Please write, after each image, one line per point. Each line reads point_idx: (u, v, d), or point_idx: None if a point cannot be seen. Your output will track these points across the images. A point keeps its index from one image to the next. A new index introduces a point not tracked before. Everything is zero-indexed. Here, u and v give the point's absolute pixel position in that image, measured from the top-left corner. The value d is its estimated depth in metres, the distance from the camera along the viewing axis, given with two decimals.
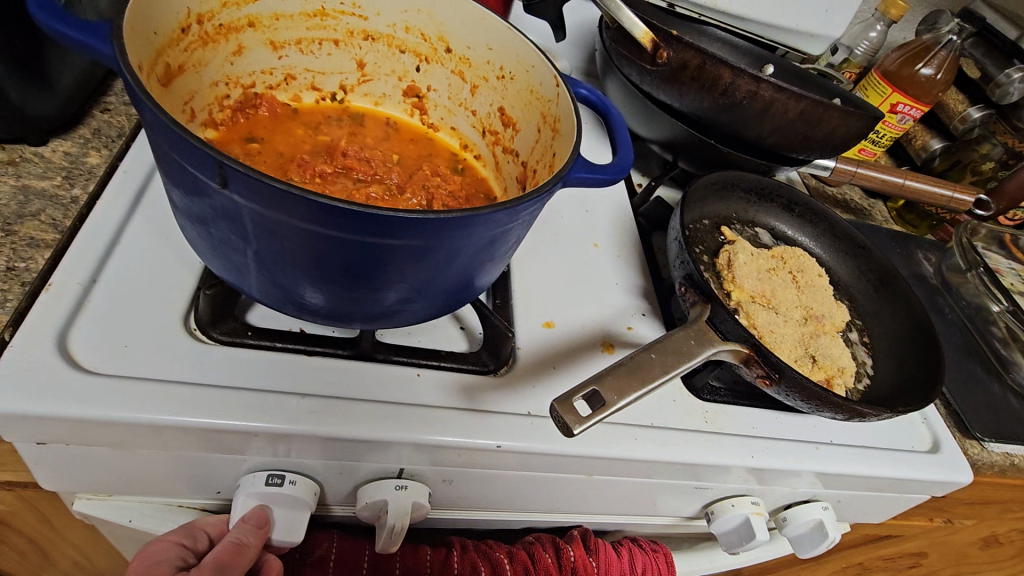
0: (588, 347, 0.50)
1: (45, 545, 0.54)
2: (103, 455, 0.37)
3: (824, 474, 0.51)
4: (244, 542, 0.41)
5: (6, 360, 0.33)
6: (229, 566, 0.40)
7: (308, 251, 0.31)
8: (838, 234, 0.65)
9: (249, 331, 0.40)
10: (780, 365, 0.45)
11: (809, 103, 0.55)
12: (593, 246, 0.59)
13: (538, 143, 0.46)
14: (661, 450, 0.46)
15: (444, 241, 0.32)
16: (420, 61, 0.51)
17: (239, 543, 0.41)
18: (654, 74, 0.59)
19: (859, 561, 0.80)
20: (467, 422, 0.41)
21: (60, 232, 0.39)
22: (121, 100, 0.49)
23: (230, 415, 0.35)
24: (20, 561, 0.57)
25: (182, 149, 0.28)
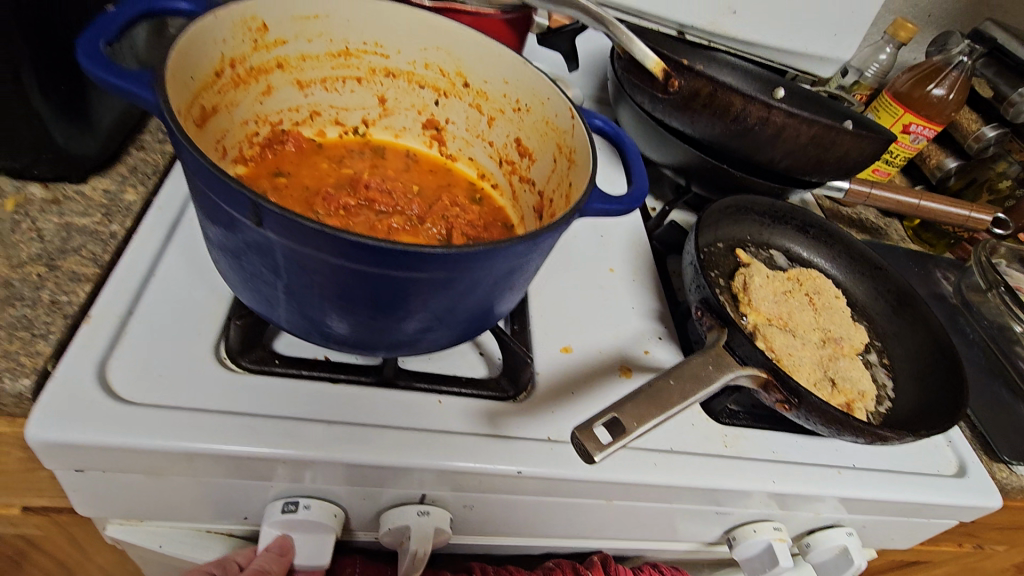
0: (605, 372, 0.50)
1: (72, 565, 0.56)
2: (136, 482, 0.38)
3: (846, 499, 0.51)
4: (265, 570, 0.41)
5: (50, 390, 0.35)
6: None
7: (337, 284, 0.33)
8: (854, 256, 0.65)
9: (276, 360, 0.41)
10: (800, 389, 0.45)
11: (821, 128, 0.55)
12: (608, 270, 0.60)
13: (554, 173, 0.47)
14: (680, 476, 0.46)
15: (465, 273, 0.33)
16: (439, 95, 0.53)
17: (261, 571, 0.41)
18: (666, 102, 0.60)
19: None
20: (487, 448, 0.42)
21: (100, 266, 0.41)
22: (156, 138, 0.51)
23: (260, 442, 0.37)
24: None
25: (219, 190, 0.30)
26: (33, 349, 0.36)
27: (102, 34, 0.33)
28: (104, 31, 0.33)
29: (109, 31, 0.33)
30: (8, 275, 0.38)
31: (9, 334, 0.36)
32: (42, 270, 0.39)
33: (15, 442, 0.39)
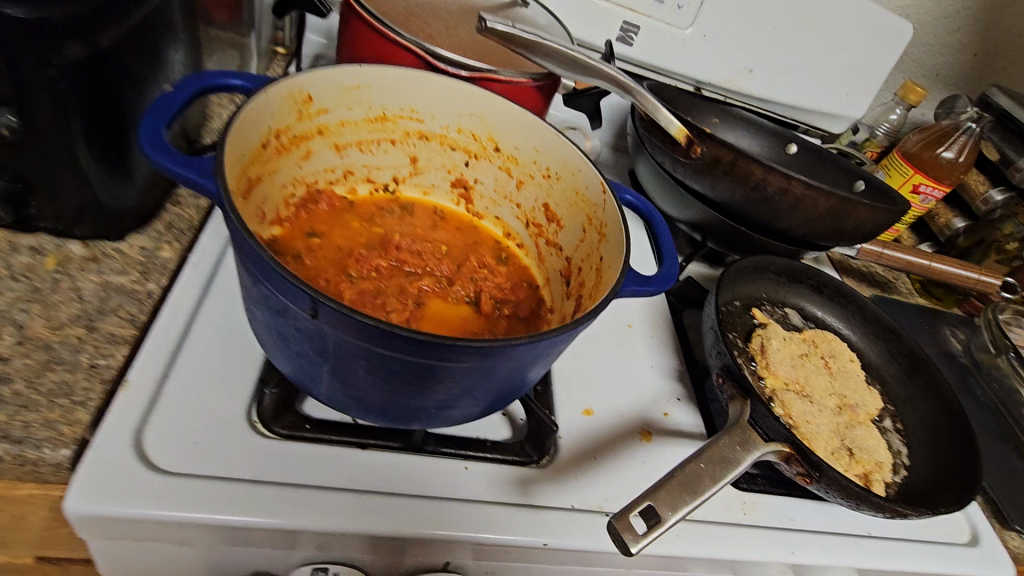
0: (626, 436, 0.51)
1: None
2: (164, 548, 0.38)
3: (864, 569, 0.51)
4: None
5: (89, 461, 0.35)
6: None
7: (381, 367, 0.33)
8: (867, 317, 0.66)
9: (307, 425, 0.42)
10: (821, 464, 0.45)
11: (838, 200, 0.57)
12: (627, 326, 0.61)
13: (583, 243, 0.48)
14: (701, 545, 0.46)
15: (506, 360, 0.34)
16: (470, 157, 0.54)
17: None
18: (687, 166, 0.61)
19: None
20: (514, 518, 0.42)
21: (137, 327, 0.41)
22: (191, 193, 0.51)
23: (292, 515, 0.37)
24: None
25: (276, 280, 0.31)
26: (73, 417, 0.36)
27: (162, 116, 0.35)
28: (163, 113, 0.35)
29: (168, 113, 0.35)
30: (49, 338, 0.39)
31: (50, 401, 0.36)
32: (81, 332, 0.40)
33: (45, 504, 0.39)
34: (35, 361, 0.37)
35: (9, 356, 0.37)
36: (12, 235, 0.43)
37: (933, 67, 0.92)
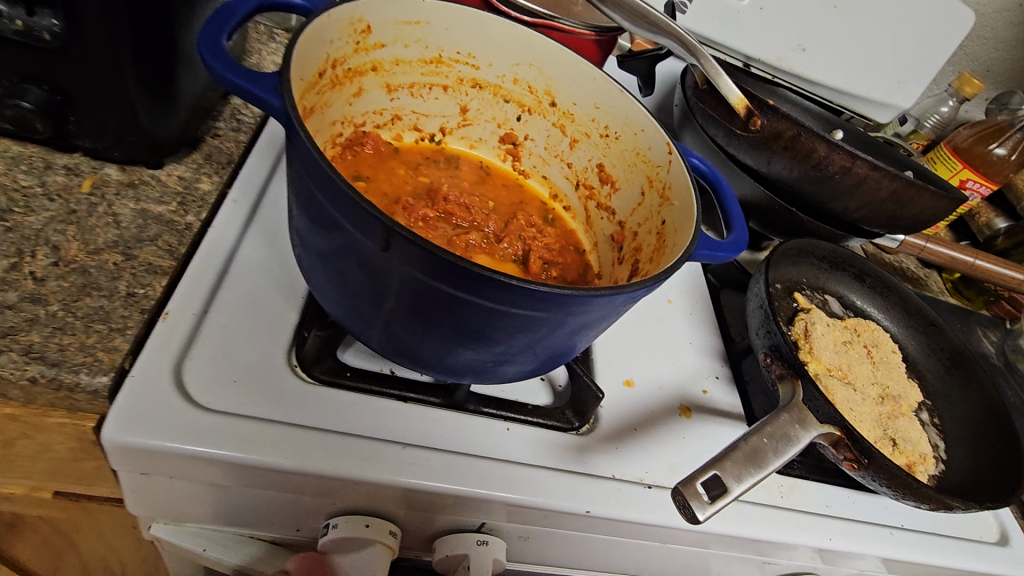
0: (666, 411, 0.50)
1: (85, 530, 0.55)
2: (195, 488, 0.37)
3: (894, 561, 0.50)
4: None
5: (127, 390, 0.33)
6: None
7: (443, 312, 0.31)
8: (909, 309, 0.64)
9: (348, 373, 0.40)
10: (872, 450, 0.44)
11: (901, 184, 0.55)
12: (667, 301, 0.59)
13: (641, 206, 0.46)
14: (742, 526, 0.45)
15: (574, 314, 0.32)
16: (523, 111, 0.51)
17: None
18: (743, 139, 0.59)
19: None
20: (558, 484, 0.40)
21: (176, 259, 0.39)
22: (231, 126, 0.48)
23: (335, 463, 0.35)
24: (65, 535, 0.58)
25: (345, 208, 0.29)
26: (111, 344, 0.34)
27: (224, 26, 0.32)
28: (223, 24, 0.32)
29: (229, 24, 0.33)
30: (84, 262, 0.37)
31: (86, 326, 0.34)
32: (118, 259, 0.38)
33: (72, 434, 0.37)
34: (70, 284, 0.35)
35: (43, 276, 0.35)
36: (46, 151, 0.40)
37: (986, 62, 0.89)
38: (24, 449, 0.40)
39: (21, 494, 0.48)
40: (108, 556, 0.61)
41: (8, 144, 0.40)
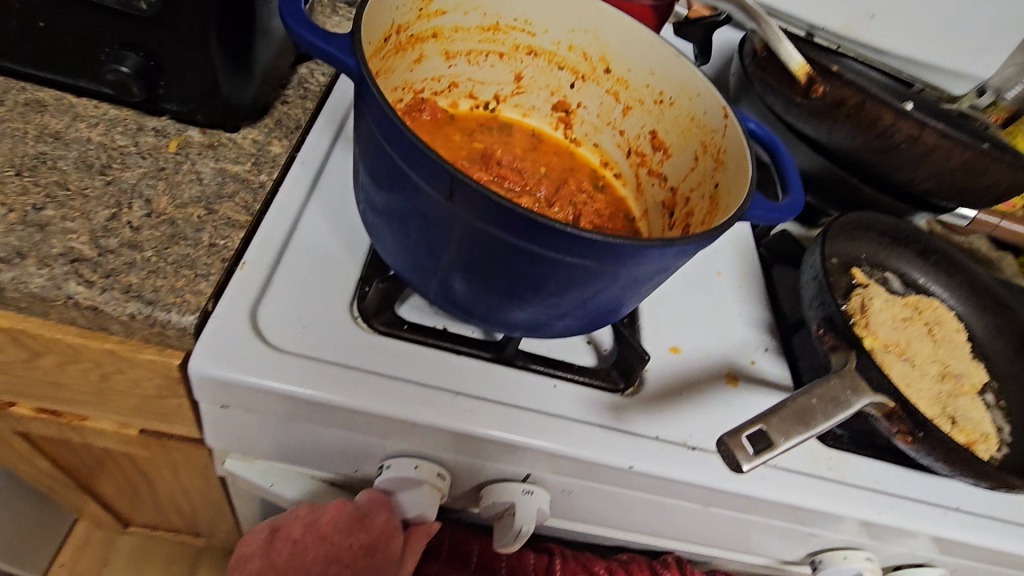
0: (711, 379, 0.50)
1: (171, 465, 0.60)
2: (268, 423, 0.40)
3: (947, 541, 0.49)
4: (367, 515, 0.42)
5: (212, 329, 0.37)
6: (341, 531, 0.41)
7: (499, 262, 0.33)
8: (977, 288, 0.61)
9: (405, 325, 0.42)
10: (928, 423, 0.43)
11: (975, 153, 0.52)
12: (716, 273, 0.58)
13: (694, 171, 0.46)
14: (787, 494, 0.45)
15: (627, 267, 0.33)
16: (577, 78, 0.52)
17: (362, 514, 0.42)
18: (803, 108, 0.57)
19: None
20: (602, 438, 0.42)
21: (251, 214, 0.42)
22: (298, 94, 0.51)
23: (394, 405, 0.38)
24: (152, 470, 0.64)
25: (413, 158, 0.30)
26: (196, 288, 0.37)
27: None
28: None
29: None
30: (173, 214, 0.40)
31: (175, 271, 0.38)
32: (202, 213, 0.41)
33: (160, 372, 0.41)
34: (162, 233, 0.39)
35: (138, 226, 0.39)
36: (137, 114, 0.44)
37: None
38: (117, 385, 0.45)
39: (112, 430, 0.53)
40: (188, 488, 0.68)
41: (107, 107, 0.43)
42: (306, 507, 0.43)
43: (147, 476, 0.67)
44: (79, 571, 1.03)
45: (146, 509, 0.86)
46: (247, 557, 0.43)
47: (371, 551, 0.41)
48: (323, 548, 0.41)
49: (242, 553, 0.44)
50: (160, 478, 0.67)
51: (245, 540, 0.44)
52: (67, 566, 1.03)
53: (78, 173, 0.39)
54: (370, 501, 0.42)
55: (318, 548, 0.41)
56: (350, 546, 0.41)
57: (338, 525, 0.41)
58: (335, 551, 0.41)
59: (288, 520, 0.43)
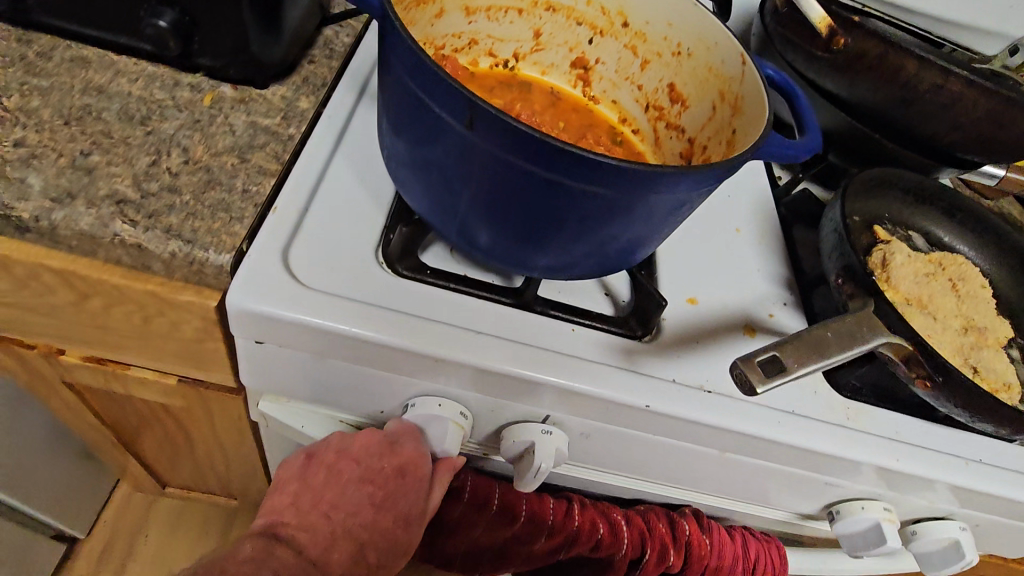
0: (729, 329, 0.50)
1: (207, 416, 0.64)
2: (300, 360, 0.42)
3: (967, 491, 0.49)
4: (395, 442, 0.44)
5: (246, 265, 0.39)
6: (372, 455, 0.43)
7: (517, 194, 0.35)
8: (1004, 246, 0.59)
9: (427, 271, 0.44)
10: (946, 366, 0.43)
11: (1001, 102, 0.51)
12: (735, 230, 0.58)
13: (711, 120, 0.47)
14: (804, 439, 0.45)
15: (642, 198, 0.34)
16: (595, 33, 0.53)
17: (391, 442, 0.44)
18: (824, 62, 0.57)
19: None
20: (618, 378, 0.43)
21: (281, 163, 0.44)
22: (324, 54, 0.52)
23: (417, 341, 0.39)
24: (190, 424, 0.68)
25: (435, 90, 0.32)
26: (231, 229, 0.39)
27: None
28: None
29: None
30: (208, 162, 0.42)
31: (212, 214, 0.40)
32: (235, 161, 0.43)
33: (198, 314, 0.43)
34: (199, 178, 0.41)
35: (177, 172, 0.41)
36: (174, 71, 0.46)
37: None
38: (158, 330, 0.47)
39: (153, 379, 0.57)
40: (223, 442, 0.71)
41: (146, 64, 0.45)
42: (339, 436, 0.46)
43: (185, 430, 0.70)
44: (121, 530, 1.08)
45: (183, 469, 0.90)
46: (284, 481, 0.46)
47: (400, 475, 0.43)
48: (356, 471, 0.43)
49: (280, 481, 0.47)
50: (198, 433, 0.71)
51: (282, 466, 0.47)
52: (109, 526, 1.08)
53: (120, 124, 0.42)
54: (397, 428, 0.44)
55: (351, 472, 0.43)
56: (381, 469, 0.43)
57: (370, 451, 0.44)
58: (367, 474, 0.43)
59: (323, 447, 0.45)
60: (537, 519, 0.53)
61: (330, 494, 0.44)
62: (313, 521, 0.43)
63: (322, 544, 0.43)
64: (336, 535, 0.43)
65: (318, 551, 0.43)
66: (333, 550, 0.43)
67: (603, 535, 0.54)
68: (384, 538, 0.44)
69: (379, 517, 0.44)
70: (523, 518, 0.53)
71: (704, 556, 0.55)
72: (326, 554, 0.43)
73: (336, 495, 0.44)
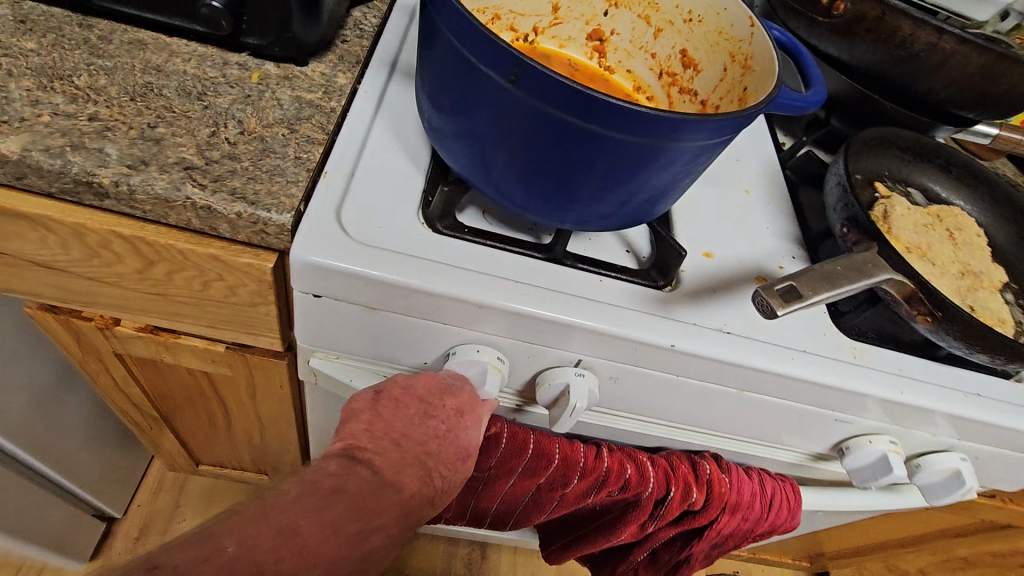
0: (743, 279, 0.54)
1: (250, 385, 0.67)
2: (352, 312, 0.46)
3: (967, 422, 0.53)
4: (453, 385, 0.46)
5: (306, 222, 0.42)
6: (434, 395, 0.45)
7: (555, 144, 0.38)
8: (997, 199, 0.63)
9: (466, 229, 0.47)
10: (946, 302, 0.47)
11: (993, 57, 0.54)
12: (745, 191, 0.62)
13: (723, 81, 0.50)
14: (816, 373, 0.49)
15: (669, 145, 0.37)
16: (610, 5, 0.56)
17: (450, 385, 0.46)
18: (826, 26, 0.60)
19: (972, 521, 0.81)
20: (646, 321, 0.47)
21: (327, 133, 0.47)
22: (355, 34, 0.56)
23: (462, 288, 0.43)
24: (231, 394, 0.72)
25: (482, 50, 0.36)
26: (288, 191, 0.43)
27: None
28: None
29: None
30: (261, 132, 0.46)
31: (269, 178, 0.43)
32: (286, 132, 0.46)
33: (255, 276, 0.47)
34: (254, 147, 0.44)
35: (235, 141, 0.44)
36: (222, 51, 0.49)
37: None
38: (214, 295, 0.51)
39: (202, 347, 0.60)
40: (262, 412, 0.75)
41: (197, 46, 0.49)
42: (402, 377, 0.47)
43: (226, 401, 0.74)
44: (156, 509, 1.13)
45: (218, 445, 0.94)
46: (353, 413, 0.44)
47: (460, 415, 0.45)
48: (422, 407, 0.44)
49: (345, 417, 0.44)
50: (237, 403, 0.75)
51: (348, 403, 0.45)
52: (144, 506, 1.13)
53: (180, 100, 0.45)
54: (456, 376, 0.47)
55: (417, 406, 0.44)
56: (444, 406, 0.45)
57: (432, 391, 0.46)
58: (432, 408, 0.45)
59: (389, 384, 0.46)
60: (570, 462, 0.57)
61: (401, 424, 0.43)
62: (384, 446, 0.42)
63: (395, 467, 0.41)
64: (408, 460, 0.42)
65: (393, 473, 0.41)
66: (405, 474, 0.41)
67: (631, 475, 0.58)
68: (446, 466, 0.44)
69: (444, 447, 0.44)
70: (557, 461, 0.57)
71: (724, 492, 0.58)
72: (400, 477, 0.41)
73: (406, 424, 0.43)
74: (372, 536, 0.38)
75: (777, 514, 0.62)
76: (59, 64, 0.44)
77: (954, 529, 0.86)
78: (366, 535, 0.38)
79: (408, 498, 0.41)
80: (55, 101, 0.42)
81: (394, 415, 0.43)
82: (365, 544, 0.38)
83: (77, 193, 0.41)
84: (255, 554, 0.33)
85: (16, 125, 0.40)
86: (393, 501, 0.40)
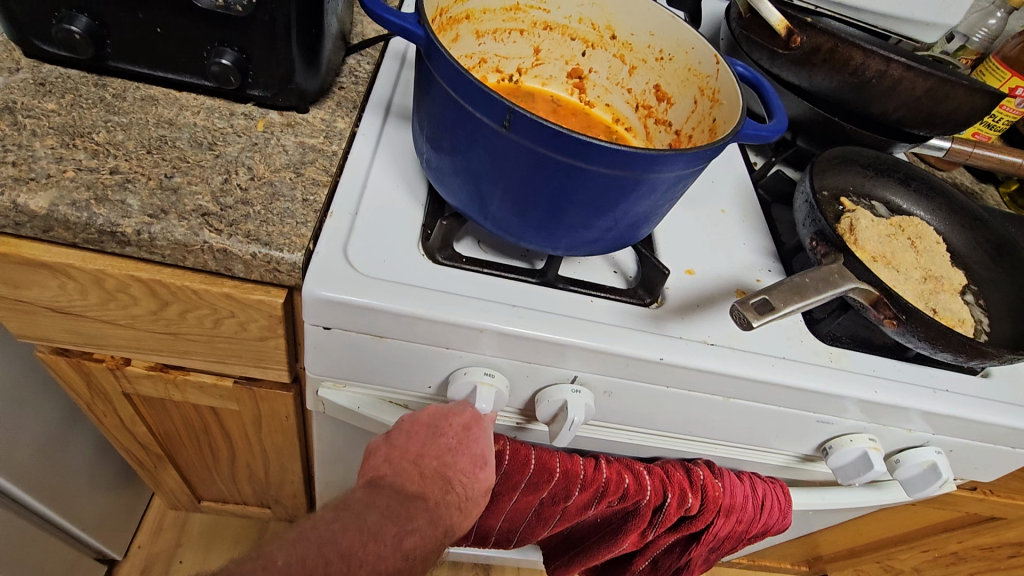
0: (724, 294, 0.57)
1: (255, 417, 0.69)
2: (360, 342, 0.49)
3: (938, 418, 0.56)
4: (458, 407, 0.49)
5: (314, 260, 0.45)
6: (440, 421, 0.48)
7: (547, 180, 0.42)
8: (954, 208, 0.68)
9: (464, 259, 0.51)
10: (908, 306, 0.51)
11: (937, 81, 0.60)
12: (721, 211, 0.66)
13: (694, 113, 0.55)
14: (796, 377, 0.52)
15: (651, 177, 0.41)
16: (587, 47, 0.61)
17: (452, 408, 0.49)
18: (785, 58, 0.65)
19: (958, 514, 0.85)
20: (636, 336, 0.50)
21: (331, 175, 0.51)
22: (351, 80, 0.60)
23: (466, 315, 0.46)
24: (237, 428, 0.73)
25: (478, 100, 0.40)
26: (298, 231, 0.46)
27: None
28: None
29: None
30: (270, 177, 0.49)
31: (280, 220, 0.46)
32: (292, 175, 0.50)
33: (266, 311, 0.49)
34: (264, 192, 0.48)
35: (246, 187, 0.47)
36: (228, 102, 0.53)
37: None
38: (225, 332, 0.53)
39: (211, 383, 0.63)
40: (266, 445, 0.77)
41: (205, 99, 0.53)
42: (406, 415, 0.49)
43: (232, 434, 0.76)
44: (157, 549, 1.12)
45: (221, 480, 0.95)
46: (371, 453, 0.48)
47: (468, 429, 0.48)
48: (429, 428, 0.47)
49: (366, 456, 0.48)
50: (243, 438, 0.76)
51: (369, 447, 0.48)
52: (146, 546, 1.12)
53: (192, 150, 0.48)
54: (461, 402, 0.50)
55: (427, 428, 0.47)
56: (451, 424, 0.48)
57: (438, 417, 0.48)
58: (440, 427, 0.48)
59: (399, 422, 0.48)
60: (570, 474, 0.60)
61: (416, 446, 0.47)
62: (404, 467, 0.46)
63: (418, 481, 0.45)
64: (428, 474, 0.46)
65: (416, 486, 0.45)
66: (429, 484, 0.46)
67: (630, 483, 0.61)
68: (466, 474, 0.47)
69: (459, 457, 0.47)
70: (558, 474, 0.60)
71: (717, 496, 0.62)
72: (423, 488, 0.45)
73: (421, 446, 0.47)
74: (408, 539, 0.42)
75: (769, 514, 0.65)
76: (79, 123, 0.47)
77: (943, 522, 0.89)
78: (402, 536, 0.42)
79: (435, 505, 0.45)
80: (78, 158, 0.45)
81: (406, 441, 0.47)
82: (404, 546, 0.42)
83: (101, 242, 0.44)
84: (304, 562, 0.38)
85: (43, 182, 0.43)
86: (421, 508, 0.44)
